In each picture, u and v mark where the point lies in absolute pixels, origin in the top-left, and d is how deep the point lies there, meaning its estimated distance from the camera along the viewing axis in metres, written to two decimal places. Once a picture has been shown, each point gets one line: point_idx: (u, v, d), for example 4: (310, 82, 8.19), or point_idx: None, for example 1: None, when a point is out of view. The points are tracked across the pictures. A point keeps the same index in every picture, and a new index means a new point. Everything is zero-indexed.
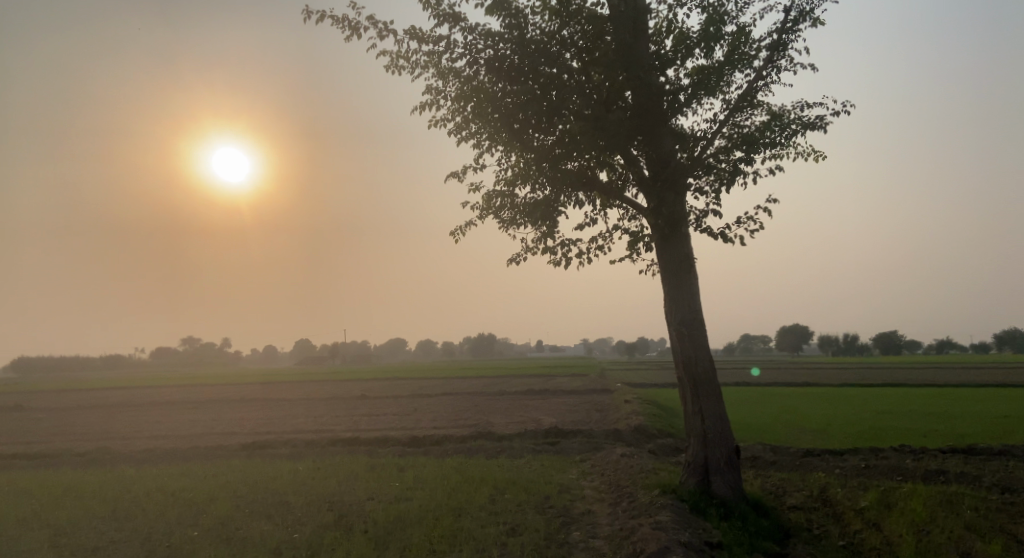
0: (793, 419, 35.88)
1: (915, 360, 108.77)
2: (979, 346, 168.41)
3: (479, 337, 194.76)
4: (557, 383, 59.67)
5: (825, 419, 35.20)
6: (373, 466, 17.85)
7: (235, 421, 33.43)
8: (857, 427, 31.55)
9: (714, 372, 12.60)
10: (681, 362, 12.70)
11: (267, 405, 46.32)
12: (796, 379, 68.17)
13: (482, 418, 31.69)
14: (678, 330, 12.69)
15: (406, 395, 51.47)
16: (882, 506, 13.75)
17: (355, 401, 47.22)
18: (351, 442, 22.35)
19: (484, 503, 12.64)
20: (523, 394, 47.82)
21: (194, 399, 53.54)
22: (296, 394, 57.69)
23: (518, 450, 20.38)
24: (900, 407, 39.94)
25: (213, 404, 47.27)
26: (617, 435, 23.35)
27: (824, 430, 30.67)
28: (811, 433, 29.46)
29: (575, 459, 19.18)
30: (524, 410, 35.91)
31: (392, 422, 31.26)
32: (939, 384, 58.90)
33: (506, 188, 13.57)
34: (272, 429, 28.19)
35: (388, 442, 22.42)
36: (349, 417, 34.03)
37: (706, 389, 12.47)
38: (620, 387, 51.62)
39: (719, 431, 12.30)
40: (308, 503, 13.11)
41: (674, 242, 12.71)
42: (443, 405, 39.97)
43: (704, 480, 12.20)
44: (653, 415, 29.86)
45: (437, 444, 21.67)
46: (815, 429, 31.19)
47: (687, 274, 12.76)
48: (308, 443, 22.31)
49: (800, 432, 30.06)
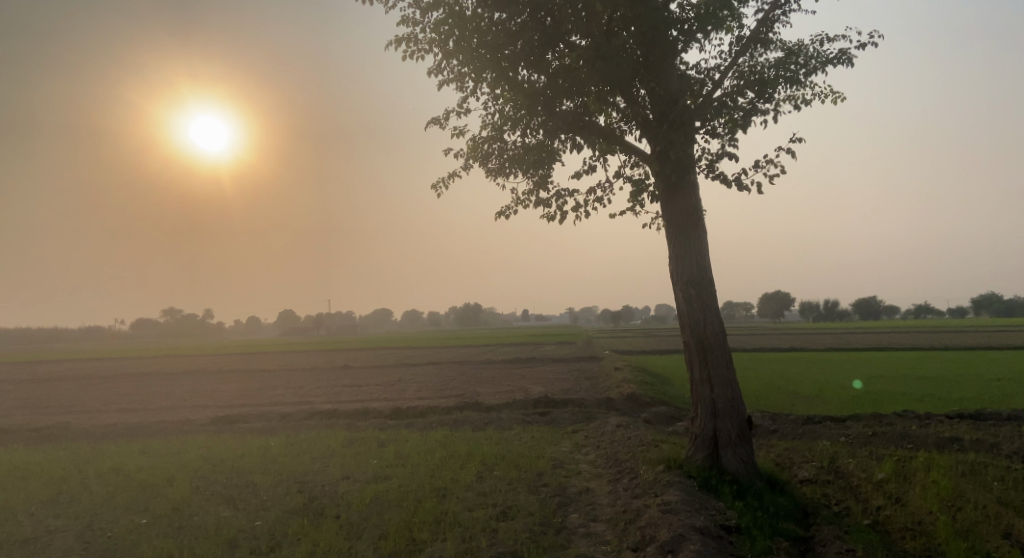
0: (786, 384, 35.12)
1: (899, 325, 109.16)
2: (960, 310, 169.95)
3: (464, 306, 193.81)
4: (544, 351, 58.82)
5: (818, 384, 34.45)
6: (351, 441, 16.65)
7: (210, 393, 32.14)
8: (853, 392, 30.79)
9: (724, 336, 11.42)
10: (687, 326, 11.51)
11: (246, 376, 45.02)
12: (783, 344, 67.84)
13: (467, 388, 30.59)
14: (685, 289, 11.47)
15: (390, 365, 50.42)
16: (900, 478, 12.75)
17: (337, 372, 46.01)
18: (330, 415, 21.16)
19: (470, 484, 11.45)
20: (510, 363, 46.82)
21: (171, 371, 52.08)
22: (276, 366, 56.43)
23: (506, 420, 19.28)
24: (892, 372, 39.37)
25: (191, 376, 45.96)
26: (609, 404, 22.31)
27: (820, 395, 29.86)
28: (807, 399, 28.66)
29: (567, 430, 18.07)
30: (511, 379, 34.86)
31: (374, 392, 30.10)
32: (926, 347, 58.72)
33: (494, 133, 12.17)
34: (247, 402, 26.92)
35: (369, 413, 21.25)
36: (329, 389, 32.82)
37: (716, 354, 11.29)
38: (607, 355, 50.86)
39: (730, 401, 11.16)
40: (276, 484, 11.88)
41: (681, 192, 11.43)
42: (427, 375, 38.86)
43: (713, 454, 11.09)
44: (645, 383, 28.90)
45: (421, 416, 20.57)
46: (810, 394, 30.42)
47: (695, 228, 11.48)
48: (284, 416, 21.11)
49: (794, 397, 29.30)
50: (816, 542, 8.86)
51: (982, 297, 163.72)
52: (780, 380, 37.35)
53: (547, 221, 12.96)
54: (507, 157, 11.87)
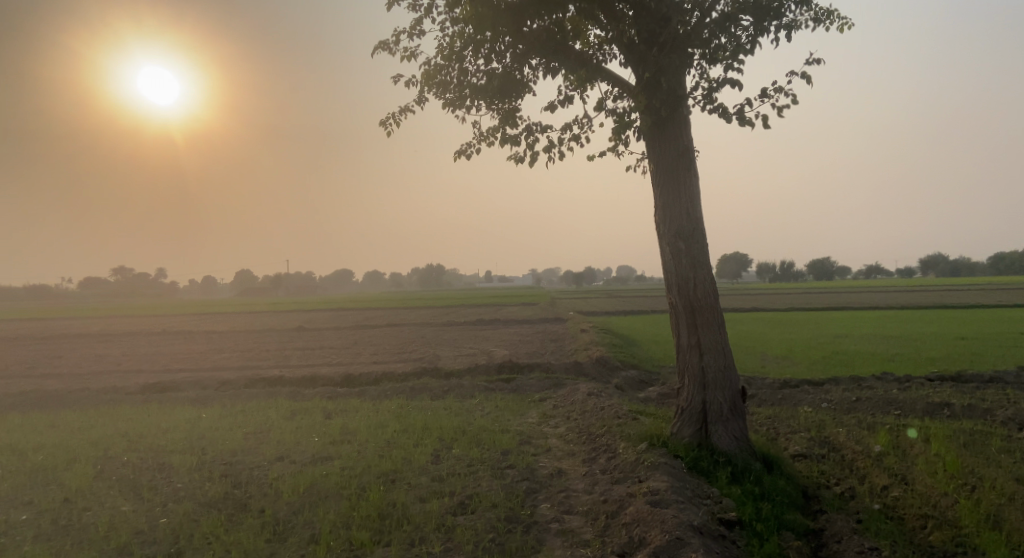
0: (754, 345, 34.33)
1: (856, 283, 110.82)
2: (910, 271, 174.08)
3: (426, 266, 191.41)
4: (506, 312, 57.58)
5: (787, 345, 33.70)
6: (295, 413, 14.97)
7: (149, 357, 30.06)
8: (822, 352, 30.05)
9: (716, 294, 9.99)
10: (674, 285, 10.03)
11: (194, 338, 42.76)
12: (746, 304, 67.53)
13: (427, 351, 29.03)
14: (674, 242, 9.93)
15: (348, 327, 48.58)
16: (896, 448, 11.61)
17: (291, 333, 44.02)
18: (275, 381, 19.44)
19: (424, 466, 9.93)
20: (472, 324, 45.36)
21: (113, 331, 49.39)
22: (228, 327, 54.20)
23: (467, 387, 17.80)
24: (856, 331, 39.07)
25: (135, 338, 43.67)
26: (577, 368, 20.99)
27: (790, 356, 29.04)
28: (778, 361, 27.84)
29: (534, 398, 16.70)
30: (473, 341, 33.41)
31: (327, 356, 28.39)
32: (884, 306, 59.01)
33: (453, 58, 10.36)
34: (187, 366, 24.99)
35: (317, 380, 19.55)
36: (280, 352, 30.93)
37: (706, 317, 9.85)
38: (572, 315, 49.76)
39: (722, 370, 9.76)
40: (196, 468, 10.16)
41: (670, 130, 9.84)
42: (386, 337, 37.23)
43: (702, 430, 9.72)
44: (613, 346, 27.72)
45: (375, 383, 19.00)
46: (779, 356, 29.65)
47: (687, 172, 9.90)
48: (224, 383, 19.31)
49: (765, 359, 28.41)
50: (828, 537, 7.60)
51: (933, 257, 167.52)
52: (747, 340, 36.59)
53: (514, 163, 11.32)
54: (468, 85, 10.11)
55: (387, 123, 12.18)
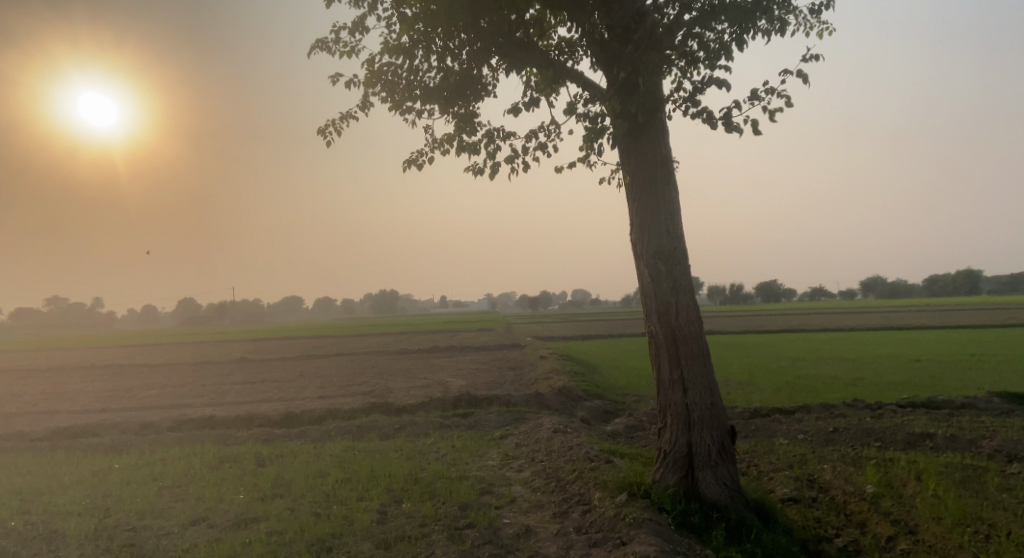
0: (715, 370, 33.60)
1: (804, 305, 112.64)
2: (852, 293, 178.60)
3: (379, 292, 188.38)
4: (461, 339, 56.11)
5: (749, 369, 33.03)
6: (226, 462, 13.27)
7: (73, 397, 27.69)
8: (785, 376, 29.41)
9: (701, 321, 8.88)
10: (653, 311, 8.89)
11: (129, 372, 40.18)
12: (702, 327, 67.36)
13: (378, 383, 27.42)
14: (653, 264, 8.80)
15: (295, 357, 46.39)
16: (891, 487, 10.56)
17: (234, 366, 41.77)
18: (207, 423, 17.64)
19: (368, 528, 8.50)
20: (426, 352, 43.78)
21: (40, 368, 46.23)
22: (167, 360, 51.40)
23: (420, 425, 16.32)
24: (812, 353, 38.77)
25: (63, 375, 40.78)
26: (539, 400, 19.69)
27: (753, 381, 28.29)
28: (742, 386, 27.03)
29: (493, 435, 15.37)
30: (427, 371, 31.90)
31: (269, 391, 26.51)
32: (837, 328, 59.43)
33: (400, 55, 9.15)
34: (112, 407, 22.87)
35: (254, 420, 17.81)
36: (219, 387, 28.91)
37: (691, 348, 8.70)
38: (528, 341, 48.63)
39: (709, 408, 8.58)
40: (94, 537, 8.53)
41: (647, 138, 8.75)
42: (335, 368, 35.38)
43: (689, 477, 8.51)
44: (574, 374, 26.53)
45: (319, 421, 17.41)
46: (743, 381, 28.88)
47: (665, 185, 8.81)
48: (148, 426, 17.43)
49: (729, 385, 27.58)
50: None
51: (873, 279, 172.32)
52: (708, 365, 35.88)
53: (471, 173, 10.18)
54: (418, 86, 8.92)
55: (326, 132, 10.92)
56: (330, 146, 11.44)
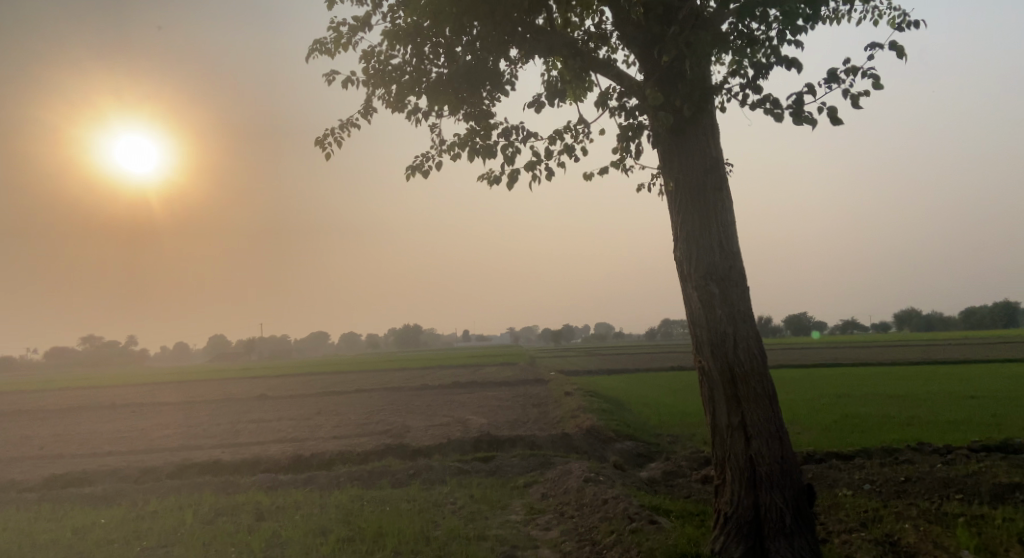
0: None
1: (837, 339, 109.35)
2: (885, 324, 173.94)
3: (403, 328, 187.82)
4: (483, 374, 54.58)
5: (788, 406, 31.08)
6: (220, 515, 11.88)
7: (80, 439, 26.56)
8: (828, 414, 27.49)
9: (763, 350, 7.40)
10: (704, 342, 7.42)
11: (144, 412, 39.21)
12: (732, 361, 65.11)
13: (395, 422, 26.05)
14: (704, 285, 7.34)
15: (314, 394, 45.17)
16: (992, 551, 8.91)
17: (251, 403, 40.65)
18: (209, 467, 16.32)
19: None
20: (447, 388, 42.38)
21: (57, 408, 45.46)
22: (185, 397, 50.39)
23: (436, 470, 14.85)
24: (853, 389, 36.68)
25: (76, 414, 39.77)
26: (566, 441, 18.13)
27: (795, 420, 26.43)
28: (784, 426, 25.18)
29: (517, 483, 13.88)
30: (447, 408, 30.44)
31: (282, 431, 25.23)
32: (876, 361, 57.00)
33: (402, 46, 8.04)
34: (116, 450, 21.67)
35: (258, 463, 16.45)
36: (231, 427, 27.68)
37: (754, 388, 7.22)
38: (553, 377, 46.97)
39: (779, 462, 7.08)
40: None
41: (694, 138, 7.38)
42: (353, 406, 34.05)
43: (756, 548, 6.99)
44: (602, 412, 24.89)
45: (328, 465, 16.07)
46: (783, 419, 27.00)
47: (717, 194, 7.41)
48: (145, 472, 16.13)
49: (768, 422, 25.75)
50: None
51: (906, 311, 167.94)
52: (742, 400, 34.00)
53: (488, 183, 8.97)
54: (424, 80, 7.89)
55: (322, 139, 9.84)
56: (328, 154, 10.37)
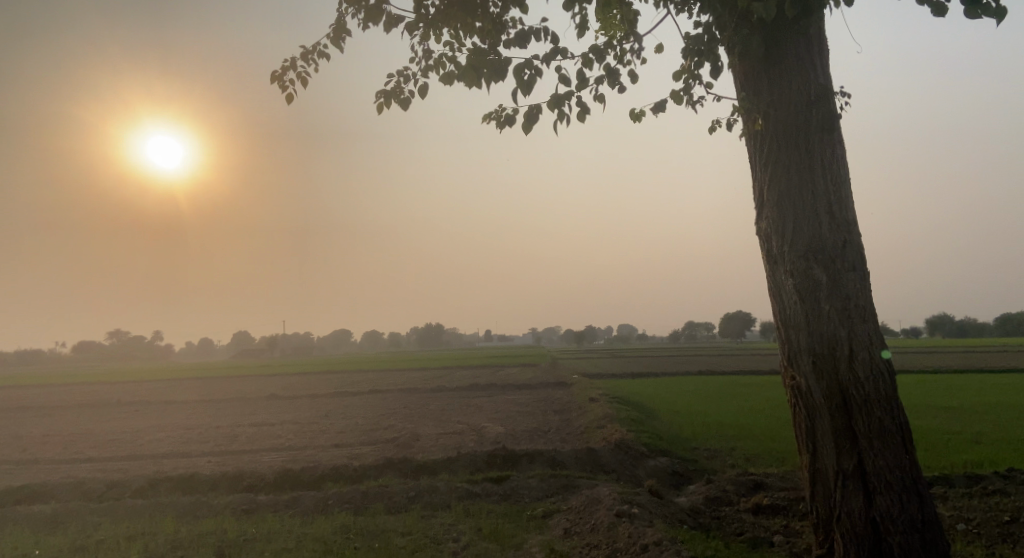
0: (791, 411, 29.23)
1: (870, 345, 105.48)
2: (918, 330, 168.95)
3: (424, 327, 186.65)
4: (503, 374, 52.48)
5: None
6: (175, 550, 9.91)
7: (68, 441, 24.86)
8: None
9: (889, 360, 5.17)
10: (802, 351, 5.21)
11: (149, 410, 37.62)
12: (765, 363, 62.22)
13: (405, 428, 24.00)
14: (803, 267, 5.11)
15: (326, 394, 43.38)
16: None
17: (259, 403, 38.92)
18: (184, 482, 14.32)
19: None
20: (466, 389, 40.32)
21: (64, 404, 44.15)
22: (196, 395, 48.97)
23: (440, 492, 12.70)
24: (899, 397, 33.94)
25: (79, 412, 38.33)
26: (591, 457, 15.93)
27: None
28: None
29: (534, 512, 11.74)
30: (463, 413, 28.33)
31: (283, 436, 23.32)
32: (920, 369, 53.86)
33: None
34: (96, 457, 19.84)
35: (239, 477, 14.43)
36: (230, 430, 25.84)
37: (880, 420, 4.98)
38: (576, 380, 44.74)
39: (917, 529, 4.88)
40: None
41: (789, 58, 5.17)
42: (363, 408, 32.05)
43: None
44: (630, 421, 22.59)
45: (318, 483, 14.06)
46: None
47: (824, 138, 5.17)
48: (110, 486, 14.19)
49: None
50: None
51: (941, 316, 162.84)
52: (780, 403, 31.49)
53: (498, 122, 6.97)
54: None
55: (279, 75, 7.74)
56: (288, 94, 8.32)
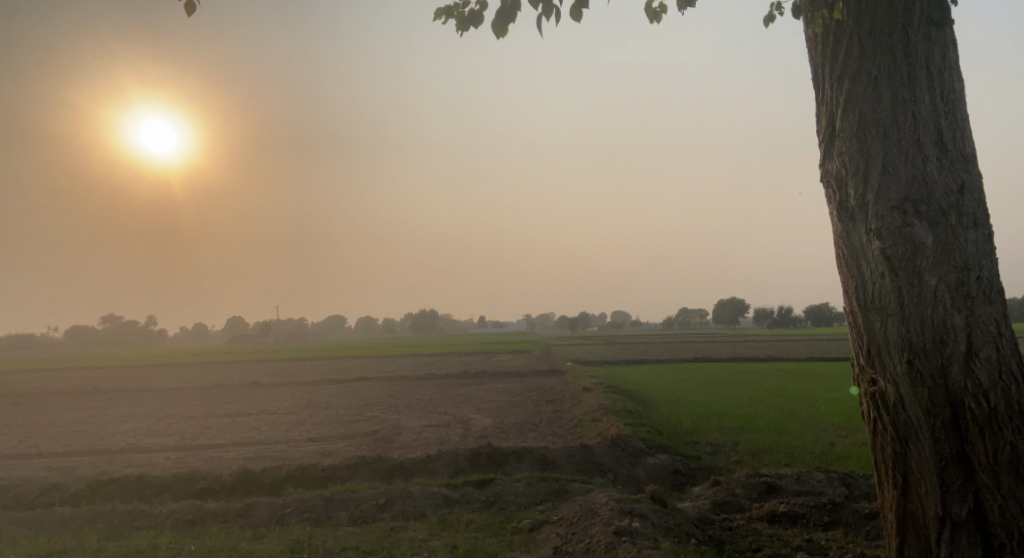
0: (795, 396, 27.79)
1: (867, 331, 104.03)
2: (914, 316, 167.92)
3: (418, 313, 185.28)
4: (496, 362, 50.77)
5: (835, 397, 27.13)
6: None
7: (24, 434, 23.18)
8: None
9: (1012, 360, 4.74)
10: (896, 352, 4.88)
11: (123, 399, 35.91)
12: (764, 348, 60.66)
13: (387, 419, 22.42)
14: (901, 220, 4.84)
15: (311, 381, 41.70)
16: None
17: (240, 391, 37.25)
18: (129, 485, 12.76)
19: None
20: (455, 378, 38.67)
21: (37, 392, 42.36)
22: (177, 382, 47.23)
23: (415, 500, 11.13)
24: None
25: (50, 401, 36.59)
26: (585, 455, 14.43)
27: (850, 413, 22.52)
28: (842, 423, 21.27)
29: (519, 524, 10.19)
30: (450, 403, 26.76)
31: (255, 429, 21.71)
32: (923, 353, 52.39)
33: None
34: (46, 453, 18.19)
35: (192, 479, 12.87)
36: (201, 422, 24.22)
37: (996, 438, 4.58)
38: (570, 367, 43.25)
39: None
40: None
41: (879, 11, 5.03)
42: (346, 398, 30.43)
43: None
44: (627, 414, 21.08)
45: (277, 489, 12.50)
46: (838, 413, 23.02)
47: (928, 29, 5.00)
48: (43, 489, 12.61)
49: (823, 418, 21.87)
50: None
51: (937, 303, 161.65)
52: (781, 390, 30.07)
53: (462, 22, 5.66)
54: None
55: None
56: None
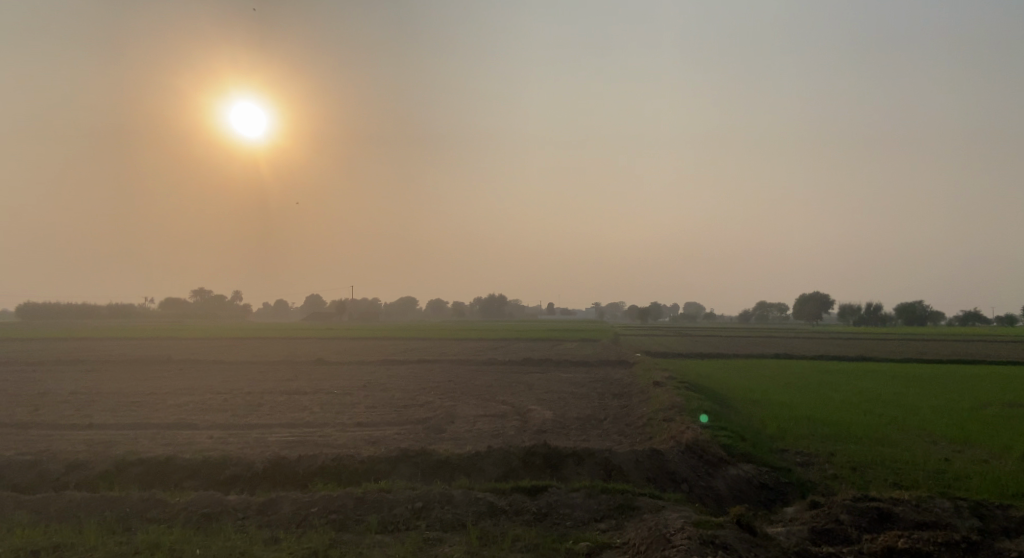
0: (890, 400, 25.14)
1: (962, 330, 97.23)
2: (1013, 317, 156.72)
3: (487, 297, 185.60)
4: (562, 349, 49.23)
5: (938, 403, 24.33)
6: None
7: (85, 403, 23.13)
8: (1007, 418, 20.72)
9: None
10: None
11: (190, 370, 36.16)
12: (849, 346, 56.98)
13: (442, 406, 21.23)
14: None
15: (374, 361, 41.25)
16: None
17: (302, 368, 37.02)
18: (156, 468, 11.83)
19: None
20: (518, 364, 37.36)
21: (113, 360, 43.47)
22: (245, 355, 47.69)
23: (457, 507, 9.68)
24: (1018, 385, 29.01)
25: (122, 369, 37.24)
26: (656, 461, 12.69)
27: (959, 423, 19.91)
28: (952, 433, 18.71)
29: (576, 545, 8.57)
30: (511, 391, 25.38)
31: (306, 409, 20.89)
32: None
33: None
34: (94, 425, 17.74)
35: (222, 464, 11.83)
36: (255, 399, 23.66)
37: None
38: (639, 358, 41.24)
39: None
40: None
41: None
42: (405, 380, 29.47)
43: None
44: (702, 414, 19.15)
45: (309, 482, 11.30)
46: (945, 422, 20.41)
47: None
48: (70, 467, 11.81)
49: (928, 428, 19.32)
50: None
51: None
52: (875, 392, 27.36)
53: None
54: None
55: None
56: None
